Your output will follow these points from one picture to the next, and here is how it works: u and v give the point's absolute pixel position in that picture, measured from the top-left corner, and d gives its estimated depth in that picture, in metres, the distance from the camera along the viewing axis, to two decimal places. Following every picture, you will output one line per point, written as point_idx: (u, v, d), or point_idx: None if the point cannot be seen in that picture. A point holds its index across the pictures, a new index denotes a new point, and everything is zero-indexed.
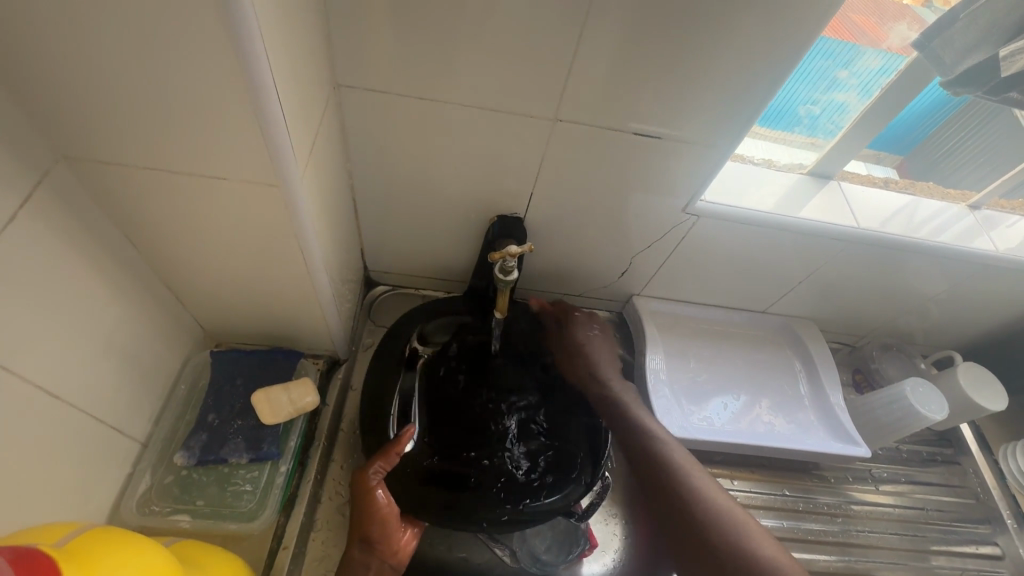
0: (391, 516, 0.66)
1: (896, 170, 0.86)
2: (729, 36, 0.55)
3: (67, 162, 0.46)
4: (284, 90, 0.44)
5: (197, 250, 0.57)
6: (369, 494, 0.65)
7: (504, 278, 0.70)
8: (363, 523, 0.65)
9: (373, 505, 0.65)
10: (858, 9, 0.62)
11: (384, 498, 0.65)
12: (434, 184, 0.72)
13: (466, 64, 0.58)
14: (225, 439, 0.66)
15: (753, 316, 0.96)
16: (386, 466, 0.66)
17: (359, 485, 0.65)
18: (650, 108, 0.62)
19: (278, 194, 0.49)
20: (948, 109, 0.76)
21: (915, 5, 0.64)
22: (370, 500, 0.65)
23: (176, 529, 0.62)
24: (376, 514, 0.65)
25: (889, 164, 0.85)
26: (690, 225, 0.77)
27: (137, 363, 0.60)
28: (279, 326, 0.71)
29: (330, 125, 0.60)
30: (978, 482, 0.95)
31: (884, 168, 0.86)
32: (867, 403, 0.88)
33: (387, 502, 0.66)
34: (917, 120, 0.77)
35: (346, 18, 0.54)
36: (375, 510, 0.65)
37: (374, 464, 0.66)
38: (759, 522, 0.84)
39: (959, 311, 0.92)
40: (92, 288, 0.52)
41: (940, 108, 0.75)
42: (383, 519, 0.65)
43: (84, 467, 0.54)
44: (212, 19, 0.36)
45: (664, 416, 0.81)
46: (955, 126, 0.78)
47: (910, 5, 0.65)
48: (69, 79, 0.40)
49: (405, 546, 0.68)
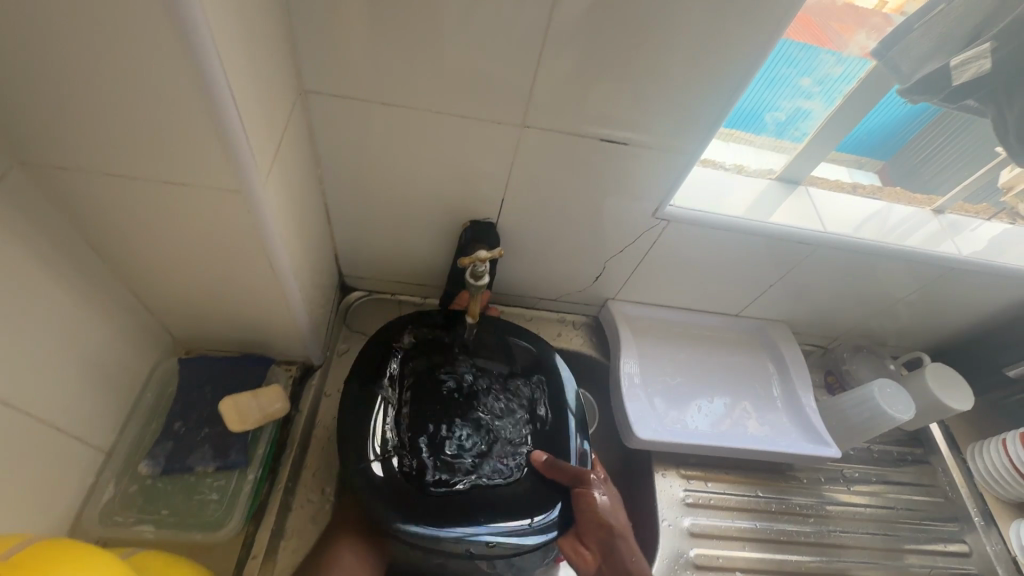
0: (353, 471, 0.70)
1: (877, 176, 0.87)
2: (689, 43, 0.56)
3: (24, 167, 0.46)
4: (243, 96, 0.44)
5: (162, 255, 0.57)
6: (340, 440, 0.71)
7: (475, 283, 0.70)
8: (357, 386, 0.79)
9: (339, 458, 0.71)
10: (836, 14, 0.64)
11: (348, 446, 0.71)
12: (405, 190, 0.72)
13: (433, 70, 0.58)
14: (192, 447, 0.66)
15: (727, 319, 0.97)
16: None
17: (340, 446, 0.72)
18: (617, 114, 0.63)
19: (241, 201, 0.49)
20: (927, 117, 0.78)
21: (892, 13, 0.65)
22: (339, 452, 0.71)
23: (139, 539, 0.61)
24: None
25: (869, 170, 0.87)
26: (661, 230, 0.78)
27: (100, 370, 0.60)
28: (248, 332, 0.71)
29: (296, 130, 0.60)
30: (948, 481, 0.97)
31: (865, 174, 0.87)
32: (838, 404, 0.90)
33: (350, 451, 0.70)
34: (897, 126, 0.79)
35: (312, 25, 0.54)
36: None
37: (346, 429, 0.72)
38: (733, 523, 0.85)
39: (926, 313, 0.94)
40: (52, 295, 0.51)
41: (916, 117, 0.78)
42: None
43: (45, 477, 0.53)
44: (165, 25, 0.36)
45: (639, 420, 0.82)
46: (928, 137, 0.81)
47: (889, 13, 0.65)
48: (23, 84, 0.39)
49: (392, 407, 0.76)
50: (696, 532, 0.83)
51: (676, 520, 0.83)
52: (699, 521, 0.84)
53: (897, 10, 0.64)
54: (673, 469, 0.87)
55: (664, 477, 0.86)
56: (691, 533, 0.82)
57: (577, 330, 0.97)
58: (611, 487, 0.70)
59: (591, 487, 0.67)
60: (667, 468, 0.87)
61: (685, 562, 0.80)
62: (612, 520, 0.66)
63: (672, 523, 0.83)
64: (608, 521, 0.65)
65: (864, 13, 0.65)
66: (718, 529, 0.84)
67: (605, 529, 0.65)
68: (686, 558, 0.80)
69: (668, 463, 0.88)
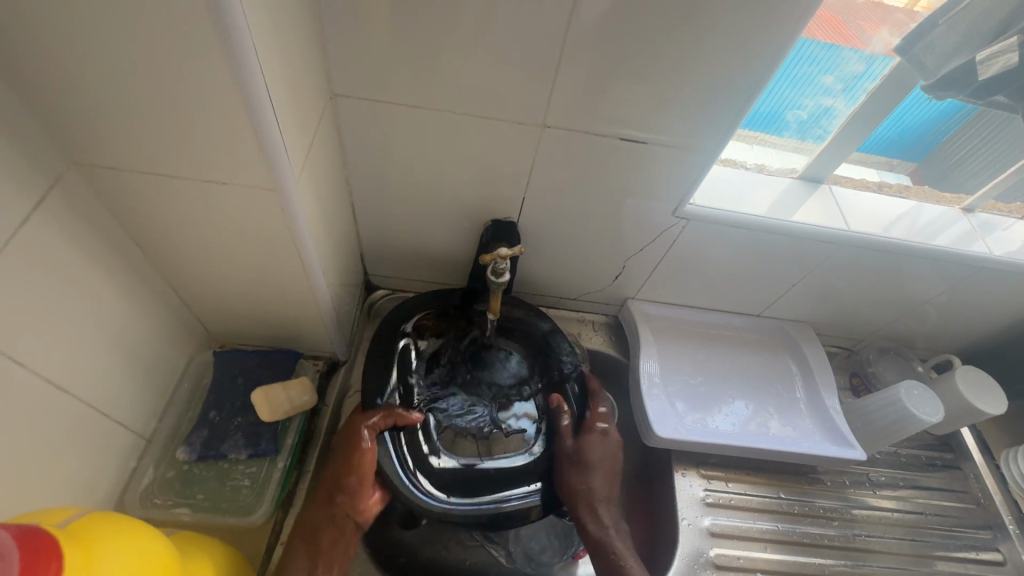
0: (368, 472, 0.65)
1: (910, 177, 0.87)
2: (710, 42, 0.57)
3: (77, 168, 0.49)
4: (278, 99, 0.46)
5: (200, 252, 0.60)
6: (356, 441, 0.65)
7: (496, 280, 0.71)
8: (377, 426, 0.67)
9: (354, 452, 0.65)
10: (863, 14, 0.65)
11: (367, 452, 0.65)
12: (429, 190, 0.74)
13: (455, 73, 0.60)
14: (225, 436, 0.68)
15: (749, 319, 0.96)
16: (381, 424, 0.68)
17: (352, 430, 0.67)
18: (637, 115, 0.64)
19: (274, 199, 0.52)
20: (963, 116, 0.77)
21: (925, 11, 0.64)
22: (354, 446, 0.65)
23: (177, 521, 0.64)
24: (393, 416, 0.68)
25: (902, 171, 0.86)
26: (681, 229, 0.78)
27: (142, 361, 0.63)
28: (278, 327, 0.73)
29: (325, 133, 0.62)
30: (979, 487, 0.94)
31: (897, 175, 0.87)
32: (864, 407, 0.88)
33: (369, 457, 0.65)
34: (930, 127, 0.79)
35: (341, 30, 0.57)
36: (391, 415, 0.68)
37: (371, 418, 0.68)
38: (754, 524, 0.84)
39: (956, 315, 0.92)
40: (100, 288, 0.55)
41: (950, 116, 0.77)
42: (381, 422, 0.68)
43: (89, 459, 0.57)
44: (208, 32, 0.38)
45: (657, 418, 0.82)
46: (966, 134, 0.79)
47: (921, 11, 0.64)
48: (78, 90, 0.42)
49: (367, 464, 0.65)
50: (716, 532, 0.82)
51: (696, 520, 0.83)
52: (719, 521, 0.83)
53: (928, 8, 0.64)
54: (693, 468, 0.87)
55: (684, 476, 0.86)
56: (711, 532, 0.82)
57: (597, 329, 0.97)
58: (601, 450, 0.72)
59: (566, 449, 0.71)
60: (687, 467, 0.87)
61: (705, 561, 0.80)
62: (585, 484, 0.69)
63: (691, 522, 0.82)
64: (581, 484, 0.69)
65: (891, 10, 0.65)
66: (739, 530, 0.83)
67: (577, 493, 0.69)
68: (706, 557, 0.80)
69: (687, 462, 0.88)
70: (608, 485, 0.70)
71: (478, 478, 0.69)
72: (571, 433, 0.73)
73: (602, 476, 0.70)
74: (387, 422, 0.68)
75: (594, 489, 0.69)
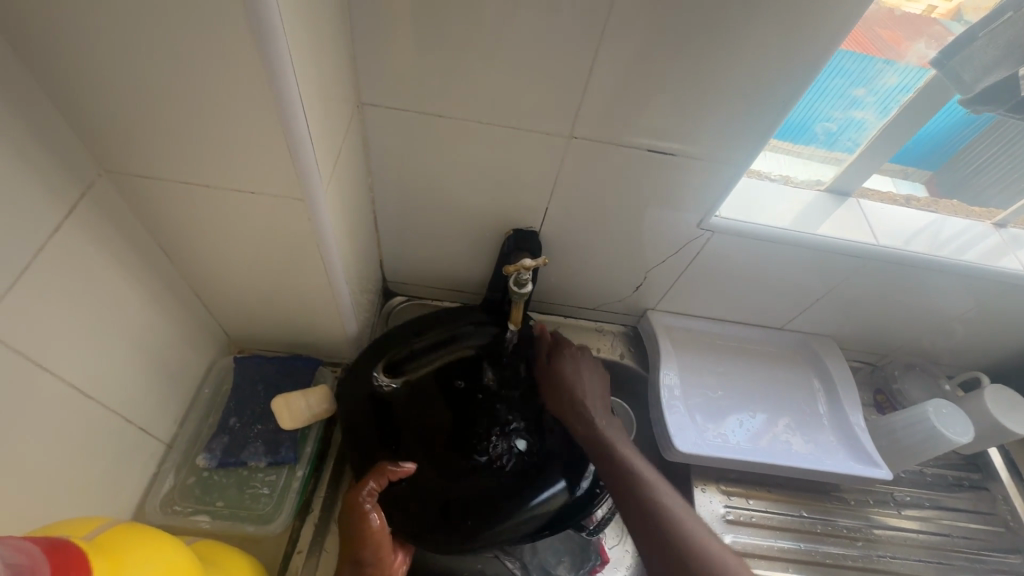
0: (384, 540, 0.62)
1: (925, 187, 0.84)
2: (744, 55, 0.56)
3: (108, 175, 0.50)
4: (311, 108, 0.46)
5: (224, 259, 0.60)
6: (362, 516, 0.61)
7: (518, 291, 0.70)
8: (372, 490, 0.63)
9: (364, 526, 0.61)
10: (882, 22, 0.62)
11: (376, 520, 0.61)
12: (451, 198, 0.74)
13: (483, 83, 0.60)
14: (245, 443, 0.68)
15: (770, 333, 0.94)
16: (379, 487, 0.63)
17: (352, 504, 0.62)
18: (665, 126, 0.63)
19: (302, 208, 0.52)
20: (979, 126, 0.74)
21: (944, 19, 0.63)
22: (361, 522, 0.61)
23: (196, 528, 0.64)
24: (386, 477, 0.64)
25: (915, 180, 0.84)
26: (705, 241, 0.77)
27: (165, 366, 0.63)
28: (299, 333, 0.73)
29: (352, 140, 0.62)
30: (1008, 509, 0.92)
31: (912, 184, 0.84)
32: (889, 424, 0.87)
33: (380, 524, 0.62)
34: (946, 137, 0.77)
35: (370, 40, 0.57)
36: (382, 476, 0.64)
37: (366, 486, 0.63)
38: (775, 543, 0.83)
39: (986, 331, 0.90)
40: (128, 293, 0.55)
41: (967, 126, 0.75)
42: (376, 486, 0.63)
43: (112, 465, 0.57)
44: (246, 41, 0.38)
45: (678, 433, 0.81)
46: (984, 145, 0.77)
47: (939, 18, 0.63)
48: (114, 98, 0.42)
49: (381, 530, 0.62)
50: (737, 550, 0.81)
51: None
52: (740, 539, 0.82)
53: (945, 14, 0.63)
54: (713, 484, 0.86)
55: (704, 491, 0.85)
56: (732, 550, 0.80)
57: (615, 340, 0.96)
58: (574, 362, 0.76)
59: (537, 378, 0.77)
60: (707, 482, 0.86)
61: None
62: (560, 401, 0.74)
63: None
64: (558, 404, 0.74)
65: (910, 17, 0.63)
66: (760, 548, 0.81)
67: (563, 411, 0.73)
68: None
69: (707, 477, 0.86)
70: (585, 388, 0.75)
71: (489, 500, 0.67)
72: (547, 355, 0.77)
73: (578, 383, 0.75)
74: (383, 484, 0.63)
75: (571, 397, 0.73)
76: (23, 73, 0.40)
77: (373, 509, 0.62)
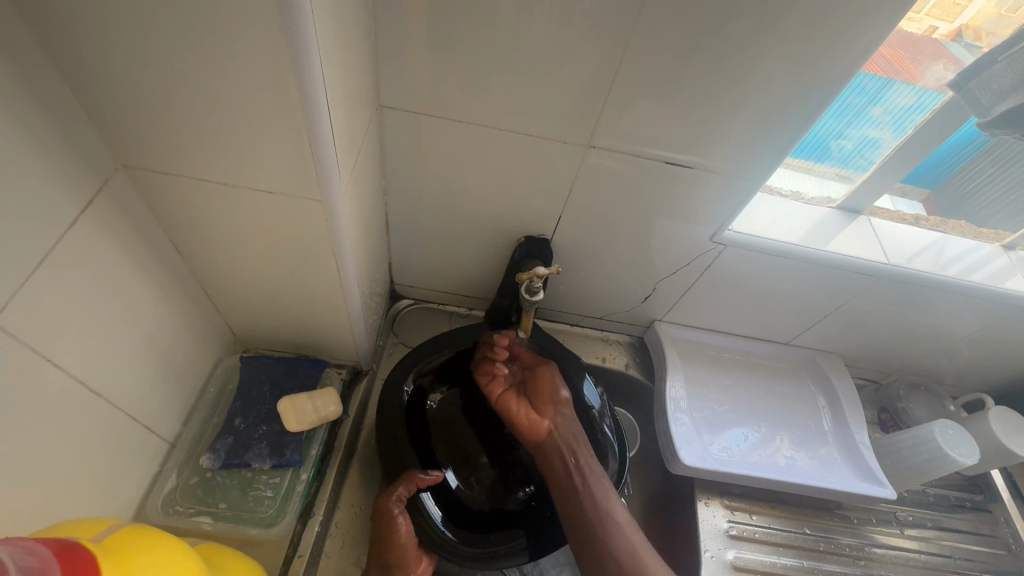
0: (411, 545, 0.64)
1: (922, 205, 0.84)
2: (767, 70, 0.56)
3: (126, 170, 0.49)
4: (336, 110, 0.46)
5: (236, 258, 0.59)
6: (391, 520, 0.63)
7: (529, 298, 0.70)
8: (401, 496, 0.65)
9: (392, 531, 0.63)
10: (888, 43, 0.62)
11: (403, 526, 0.63)
12: (464, 203, 0.74)
13: (503, 90, 0.60)
14: (250, 444, 0.67)
15: (776, 348, 0.94)
16: (407, 492, 0.66)
17: (381, 508, 0.64)
18: (684, 138, 0.63)
19: (321, 210, 0.51)
20: (979, 144, 0.74)
21: (945, 39, 0.64)
22: (388, 526, 0.63)
23: (197, 530, 0.63)
24: (414, 483, 0.66)
25: (914, 198, 0.84)
26: (717, 254, 0.77)
27: (171, 363, 0.62)
28: (306, 334, 0.73)
29: (370, 143, 0.62)
30: (1010, 532, 0.91)
31: (910, 202, 0.84)
32: (894, 443, 0.86)
33: (407, 530, 0.64)
34: (945, 155, 0.76)
35: (393, 42, 0.56)
36: (412, 482, 0.66)
37: (396, 491, 0.65)
38: (776, 559, 0.82)
39: (993, 353, 0.90)
40: (139, 289, 0.54)
41: (967, 144, 0.74)
42: (406, 491, 0.66)
43: (115, 463, 0.56)
44: (277, 40, 0.38)
45: (683, 444, 0.81)
46: (984, 164, 0.77)
47: (940, 39, 0.63)
48: (137, 93, 0.42)
49: (409, 535, 0.64)
50: (740, 566, 0.80)
51: (719, 552, 0.80)
52: (743, 554, 0.81)
53: (947, 35, 0.63)
54: (716, 498, 0.85)
55: (707, 505, 0.84)
56: (734, 566, 0.80)
57: (621, 350, 0.95)
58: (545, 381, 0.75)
59: (502, 407, 0.74)
60: (710, 496, 0.85)
61: None
62: (531, 432, 0.72)
63: (714, 554, 0.80)
64: (531, 440, 0.72)
65: (915, 39, 0.63)
66: (762, 565, 0.81)
67: (533, 447, 0.72)
68: None
69: (711, 492, 0.86)
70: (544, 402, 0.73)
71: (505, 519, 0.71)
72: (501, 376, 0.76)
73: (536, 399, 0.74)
74: (411, 490, 0.66)
75: (529, 414, 0.72)
76: (46, 64, 0.40)
77: (402, 510, 0.65)
